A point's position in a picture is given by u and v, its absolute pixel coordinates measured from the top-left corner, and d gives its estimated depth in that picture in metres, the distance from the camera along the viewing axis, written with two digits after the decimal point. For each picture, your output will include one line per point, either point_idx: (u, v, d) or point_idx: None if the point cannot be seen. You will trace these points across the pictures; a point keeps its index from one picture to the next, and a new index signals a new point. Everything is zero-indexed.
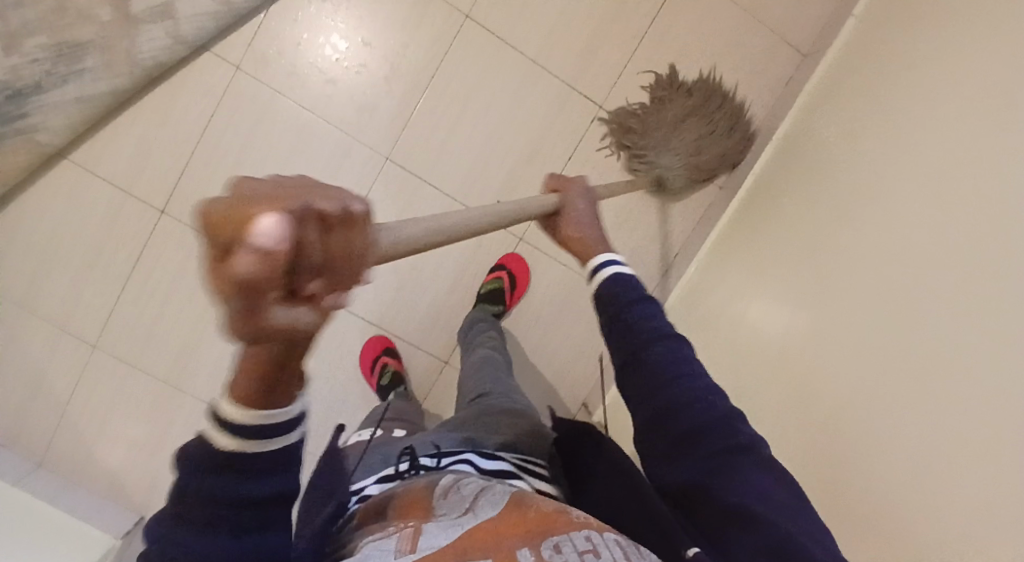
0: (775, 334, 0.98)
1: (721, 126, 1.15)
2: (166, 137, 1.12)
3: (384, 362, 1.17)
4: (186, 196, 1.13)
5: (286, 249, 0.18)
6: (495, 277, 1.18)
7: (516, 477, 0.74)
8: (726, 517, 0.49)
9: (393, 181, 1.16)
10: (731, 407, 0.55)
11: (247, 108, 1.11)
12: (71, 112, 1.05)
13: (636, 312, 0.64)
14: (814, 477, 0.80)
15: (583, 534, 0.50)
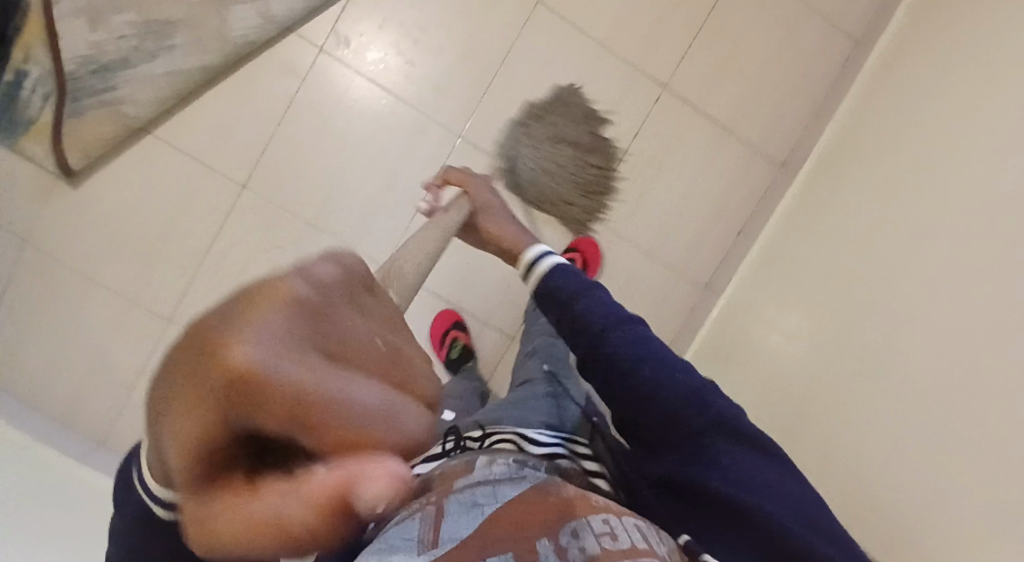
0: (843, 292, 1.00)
1: (581, 176, 1.19)
2: (248, 114, 1.14)
3: (454, 335, 1.20)
4: (266, 171, 1.15)
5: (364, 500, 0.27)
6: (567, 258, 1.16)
7: (564, 457, 0.64)
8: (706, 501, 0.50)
9: (463, 160, 1.19)
10: (694, 383, 0.53)
11: (327, 87, 1.14)
12: (160, 85, 1.08)
13: (581, 303, 0.58)
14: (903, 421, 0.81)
15: (598, 517, 0.46)
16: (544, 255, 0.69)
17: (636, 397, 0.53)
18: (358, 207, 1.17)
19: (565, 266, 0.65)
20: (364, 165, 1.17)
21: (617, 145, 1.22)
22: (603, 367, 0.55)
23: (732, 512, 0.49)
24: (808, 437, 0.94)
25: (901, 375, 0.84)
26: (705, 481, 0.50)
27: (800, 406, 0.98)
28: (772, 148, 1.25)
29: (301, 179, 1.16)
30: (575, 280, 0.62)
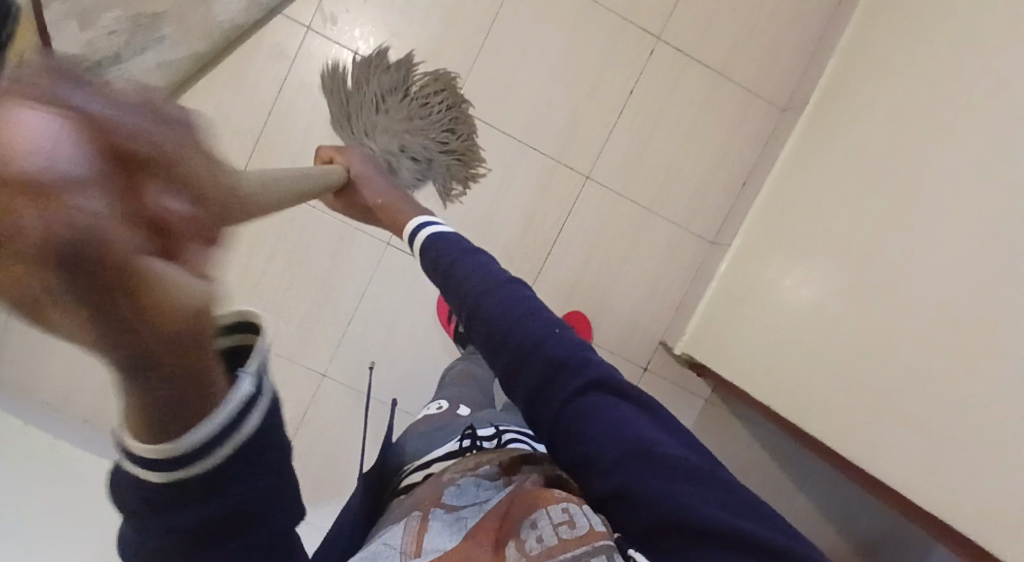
0: (855, 225, 0.97)
1: (429, 122, 1.12)
2: (243, 100, 1.14)
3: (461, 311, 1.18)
4: (264, 156, 1.15)
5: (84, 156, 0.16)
6: None
7: None
8: (622, 495, 0.46)
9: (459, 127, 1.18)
10: (572, 343, 0.52)
11: (317, 66, 1.14)
12: (153, 78, 1.07)
13: (461, 269, 0.59)
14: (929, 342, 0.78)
15: (558, 506, 0.50)
16: (424, 226, 0.73)
17: (520, 353, 0.51)
18: None
19: (446, 232, 0.69)
20: None
21: (445, 71, 1.15)
22: (483, 334, 0.53)
23: (619, 490, 0.46)
24: (832, 375, 0.91)
25: (917, 296, 0.82)
26: (608, 476, 0.47)
27: (820, 345, 0.94)
28: (772, 92, 1.22)
29: (300, 160, 1.16)
30: (455, 247, 0.64)
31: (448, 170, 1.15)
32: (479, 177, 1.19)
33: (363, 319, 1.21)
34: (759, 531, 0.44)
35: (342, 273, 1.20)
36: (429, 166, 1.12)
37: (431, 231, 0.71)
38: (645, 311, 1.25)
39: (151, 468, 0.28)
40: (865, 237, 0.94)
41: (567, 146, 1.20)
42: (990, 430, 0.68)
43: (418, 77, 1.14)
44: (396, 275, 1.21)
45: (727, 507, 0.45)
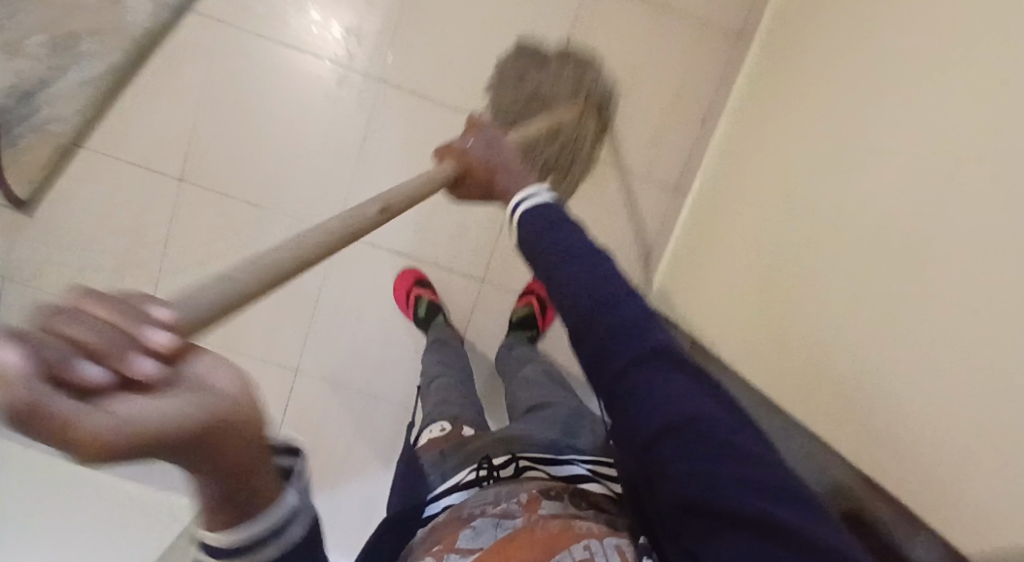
0: (797, 148, 0.88)
1: (537, 100, 1.09)
2: (172, 104, 1.13)
3: (417, 295, 1.15)
4: (201, 159, 1.14)
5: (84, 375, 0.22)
6: (524, 303, 1.17)
7: (591, 482, 0.62)
8: (659, 470, 0.44)
9: (390, 104, 1.14)
10: (641, 309, 0.50)
11: (241, 58, 1.12)
12: (81, 97, 1.09)
13: (546, 242, 0.59)
14: (851, 273, 0.70)
15: (580, 543, 0.49)
16: (526, 201, 0.66)
17: (584, 319, 0.50)
18: (300, 176, 1.15)
19: (543, 207, 0.64)
20: (299, 132, 1.14)
21: (348, 97, 1.13)
22: (561, 301, 0.53)
23: (659, 468, 0.44)
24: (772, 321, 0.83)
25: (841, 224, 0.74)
26: (653, 451, 0.44)
27: (761, 286, 0.86)
28: (726, 17, 1.12)
29: (237, 159, 1.14)
30: (544, 222, 0.61)
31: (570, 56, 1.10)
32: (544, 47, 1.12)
33: (328, 311, 1.21)
34: (823, 539, 0.37)
35: (299, 268, 1.20)
36: (586, 85, 1.10)
37: (522, 204, 0.66)
38: None
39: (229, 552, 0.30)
40: (801, 161, 0.86)
41: None
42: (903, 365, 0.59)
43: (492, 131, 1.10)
44: (354, 263, 1.19)
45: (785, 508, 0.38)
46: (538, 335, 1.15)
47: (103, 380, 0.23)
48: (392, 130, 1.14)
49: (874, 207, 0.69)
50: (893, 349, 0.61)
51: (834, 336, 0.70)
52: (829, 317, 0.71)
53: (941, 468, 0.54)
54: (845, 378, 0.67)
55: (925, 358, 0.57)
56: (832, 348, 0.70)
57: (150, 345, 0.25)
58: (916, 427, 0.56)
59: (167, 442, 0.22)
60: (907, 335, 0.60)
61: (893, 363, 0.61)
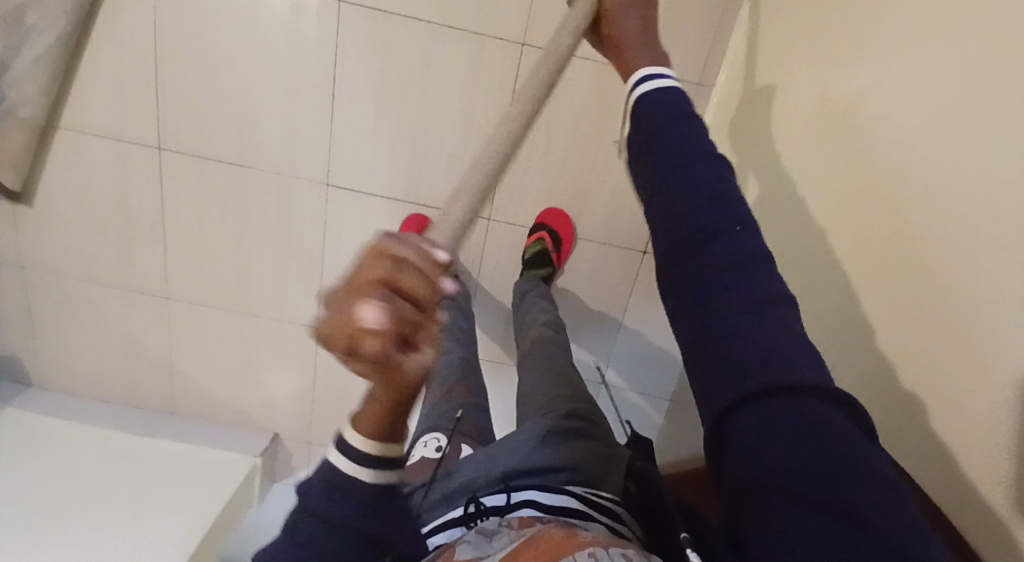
0: (834, 27, 0.70)
1: None
2: (127, 68, 1.04)
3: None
4: (173, 124, 1.07)
5: (386, 321, 0.29)
6: (535, 239, 1.08)
7: (593, 519, 0.58)
8: (735, 447, 0.34)
9: (355, 30, 1.00)
10: (734, 257, 0.40)
11: (182, 1, 0.99)
12: (38, 78, 1.00)
13: (661, 145, 0.46)
14: (881, 201, 0.57)
15: (585, 551, 0.45)
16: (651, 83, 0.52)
17: (689, 243, 0.41)
18: (279, 126, 1.07)
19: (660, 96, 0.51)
20: (263, 78, 1.04)
21: (307, 29, 1.01)
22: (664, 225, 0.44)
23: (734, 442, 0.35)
24: (809, 248, 0.72)
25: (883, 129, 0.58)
26: (737, 427, 0.35)
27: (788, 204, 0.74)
28: None
29: (206, 119, 1.07)
30: (670, 126, 0.47)
31: None
32: None
33: (335, 265, 1.17)
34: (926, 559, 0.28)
35: (296, 226, 1.14)
36: None
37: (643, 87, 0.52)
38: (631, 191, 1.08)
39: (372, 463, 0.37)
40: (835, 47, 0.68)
41: (489, 14, 0.99)
42: (936, 328, 0.49)
43: None
44: (349, 213, 1.13)
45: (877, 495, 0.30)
46: (553, 273, 1.10)
47: (429, 325, 0.32)
48: (362, 61, 1.02)
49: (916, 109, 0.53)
50: (932, 300, 0.50)
51: (869, 275, 0.59)
52: (869, 251, 0.59)
53: (960, 434, 0.46)
54: (881, 323, 0.57)
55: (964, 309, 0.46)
56: (871, 288, 0.58)
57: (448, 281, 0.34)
58: (945, 389, 0.48)
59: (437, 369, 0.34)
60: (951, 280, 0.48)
61: (928, 320, 0.50)
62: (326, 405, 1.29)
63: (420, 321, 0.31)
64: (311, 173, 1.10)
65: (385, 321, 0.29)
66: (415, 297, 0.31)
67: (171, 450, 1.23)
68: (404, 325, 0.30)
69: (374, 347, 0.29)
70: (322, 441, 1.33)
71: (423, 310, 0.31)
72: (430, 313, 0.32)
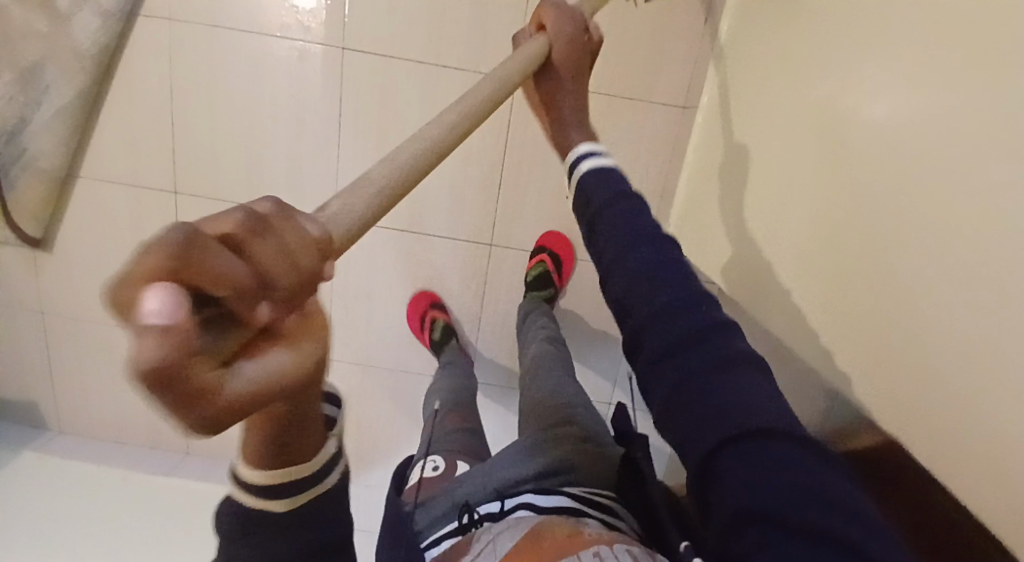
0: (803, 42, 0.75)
1: None
2: (143, 117, 1.10)
3: (432, 317, 1.17)
4: (186, 168, 1.13)
5: (185, 320, 0.16)
6: (537, 262, 1.13)
7: (588, 514, 0.64)
8: (723, 483, 0.36)
9: (357, 71, 1.06)
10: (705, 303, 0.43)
11: (195, 53, 1.06)
12: (58, 130, 1.06)
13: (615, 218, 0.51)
14: (860, 195, 0.61)
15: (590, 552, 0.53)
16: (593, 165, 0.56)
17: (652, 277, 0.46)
18: (286, 165, 1.12)
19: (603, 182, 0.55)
20: (271, 121, 1.10)
21: (311, 72, 1.07)
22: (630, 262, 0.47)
23: (719, 477, 0.37)
24: None
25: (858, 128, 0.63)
26: (722, 466, 0.37)
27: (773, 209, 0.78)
28: None
29: (218, 161, 1.12)
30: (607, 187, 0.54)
31: None
32: None
33: (343, 296, 1.20)
34: None
35: None
36: None
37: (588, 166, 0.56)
38: None
39: (263, 493, 0.30)
40: (807, 60, 0.73)
41: (482, 50, 1.05)
42: (918, 308, 0.52)
43: None
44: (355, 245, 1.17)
45: (859, 518, 0.32)
46: (555, 293, 1.14)
47: (267, 313, 0.19)
48: (364, 99, 1.08)
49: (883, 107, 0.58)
50: (911, 280, 0.53)
51: (850, 266, 0.62)
52: (849, 242, 0.63)
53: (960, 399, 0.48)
54: (864, 307, 0.60)
55: (949, 280, 0.49)
56: (851, 278, 0.62)
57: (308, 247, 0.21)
58: (938, 360, 0.50)
59: (281, 384, 0.20)
60: (934, 254, 0.51)
61: (912, 302, 0.53)
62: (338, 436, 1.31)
63: (250, 297, 0.17)
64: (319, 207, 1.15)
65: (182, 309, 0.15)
66: (241, 262, 0.17)
67: (180, 488, 1.22)
68: (218, 314, 0.17)
69: (151, 351, 0.15)
70: None
71: (256, 288, 0.18)
72: (270, 291, 0.18)
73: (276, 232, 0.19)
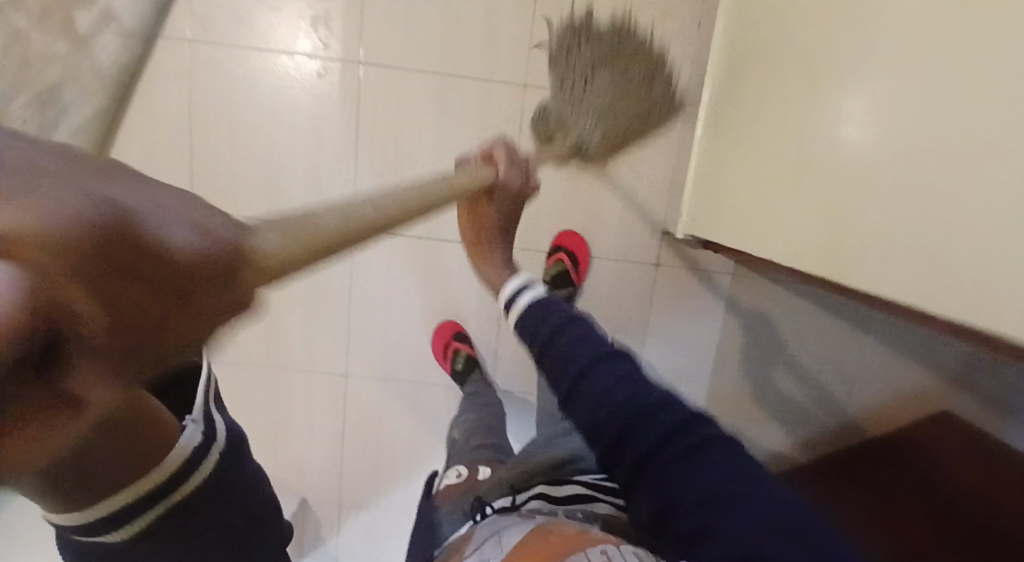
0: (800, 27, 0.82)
1: (577, 92, 1.05)
2: (161, 138, 1.12)
3: (455, 348, 1.19)
4: (204, 186, 1.14)
5: None
6: (555, 261, 1.15)
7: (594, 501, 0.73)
8: (704, 537, 0.46)
9: (373, 85, 1.11)
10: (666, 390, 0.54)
11: (215, 72, 1.10)
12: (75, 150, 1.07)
13: (565, 335, 0.59)
14: (879, 147, 0.64)
15: (596, 547, 0.51)
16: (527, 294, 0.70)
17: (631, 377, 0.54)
18: (304, 179, 1.15)
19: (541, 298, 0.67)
20: (289, 135, 1.12)
21: (329, 87, 1.11)
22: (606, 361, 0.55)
23: (703, 532, 0.47)
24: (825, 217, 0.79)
25: (869, 81, 0.67)
26: (708, 529, 0.47)
27: (795, 182, 0.81)
28: None
29: (235, 178, 1.14)
30: (556, 312, 0.63)
31: (568, 72, 1.06)
32: (544, 109, 1.09)
33: (362, 309, 1.21)
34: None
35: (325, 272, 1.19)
36: (592, 70, 1.04)
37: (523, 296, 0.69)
38: (641, 208, 1.17)
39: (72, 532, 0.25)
40: (810, 40, 0.79)
41: (494, 63, 1.11)
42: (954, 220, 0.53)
43: (547, 114, 1.08)
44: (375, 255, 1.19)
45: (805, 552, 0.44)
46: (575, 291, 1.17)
47: (89, 370, 0.16)
48: (381, 112, 1.12)
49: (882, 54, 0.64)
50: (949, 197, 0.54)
51: (878, 216, 0.64)
52: (874, 192, 0.65)
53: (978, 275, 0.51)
54: (879, 246, 0.63)
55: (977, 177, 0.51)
56: (881, 225, 0.63)
57: (178, 308, 0.18)
58: (972, 262, 0.52)
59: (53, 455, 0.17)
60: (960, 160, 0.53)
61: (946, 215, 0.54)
62: (358, 456, 1.28)
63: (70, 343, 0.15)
64: None
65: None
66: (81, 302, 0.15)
67: None
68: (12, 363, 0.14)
69: None
70: (352, 500, 1.30)
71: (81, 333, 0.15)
72: (102, 341, 0.16)
73: (142, 264, 0.17)
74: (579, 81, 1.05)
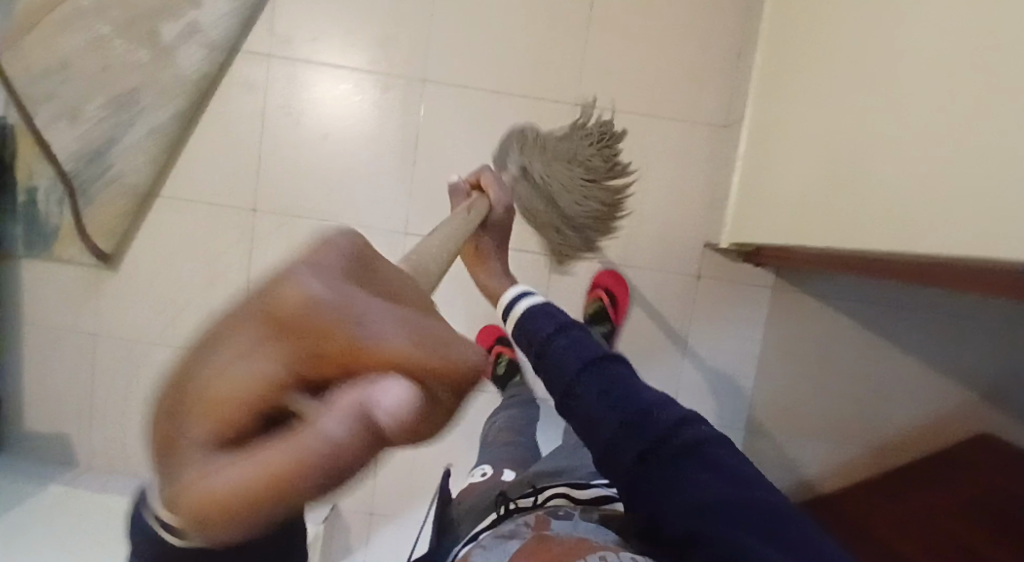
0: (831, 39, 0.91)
1: (560, 150, 1.16)
2: (230, 142, 1.19)
3: (498, 351, 1.22)
4: (267, 188, 1.20)
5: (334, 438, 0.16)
6: (594, 298, 1.20)
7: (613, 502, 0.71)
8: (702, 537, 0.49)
9: (435, 100, 1.20)
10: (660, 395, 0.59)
11: (287, 83, 1.18)
12: (147, 150, 1.14)
13: (557, 347, 0.64)
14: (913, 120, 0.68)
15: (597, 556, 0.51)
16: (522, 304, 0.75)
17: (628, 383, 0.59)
18: (363, 183, 1.21)
19: (535, 310, 0.72)
20: (351, 143, 1.19)
21: (393, 99, 1.19)
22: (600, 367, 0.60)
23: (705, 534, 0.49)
24: None
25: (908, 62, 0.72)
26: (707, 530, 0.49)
27: (834, 173, 0.85)
28: None
29: (298, 180, 1.20)
30: (545, 325, 0.68)
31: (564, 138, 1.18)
32: (517, 139, 1.17)
33: None
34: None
35: None
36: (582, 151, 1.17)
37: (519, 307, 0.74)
38: (680, 220, 1.24)
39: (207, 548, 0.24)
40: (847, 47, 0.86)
41: (548, 84, 1.20)
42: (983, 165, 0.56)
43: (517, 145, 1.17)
44: None
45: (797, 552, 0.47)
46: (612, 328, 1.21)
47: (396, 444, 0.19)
48: (441, 125, 1.20)
49: (894, 49, 0.73)
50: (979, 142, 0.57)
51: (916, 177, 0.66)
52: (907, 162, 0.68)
53: (974, 202, 0.56)
54: (890, 215, 0.70)
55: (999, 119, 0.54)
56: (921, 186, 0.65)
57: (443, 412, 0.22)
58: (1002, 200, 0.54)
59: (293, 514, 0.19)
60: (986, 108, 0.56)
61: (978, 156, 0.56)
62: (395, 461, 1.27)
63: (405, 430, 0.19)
64: (390, 224, 1.22)
65: (398, 407, 0.17)
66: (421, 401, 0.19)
67: None
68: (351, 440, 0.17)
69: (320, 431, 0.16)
70: (384, 509, 1.28)
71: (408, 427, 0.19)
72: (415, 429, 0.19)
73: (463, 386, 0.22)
74: (562, 151, 1.17)
